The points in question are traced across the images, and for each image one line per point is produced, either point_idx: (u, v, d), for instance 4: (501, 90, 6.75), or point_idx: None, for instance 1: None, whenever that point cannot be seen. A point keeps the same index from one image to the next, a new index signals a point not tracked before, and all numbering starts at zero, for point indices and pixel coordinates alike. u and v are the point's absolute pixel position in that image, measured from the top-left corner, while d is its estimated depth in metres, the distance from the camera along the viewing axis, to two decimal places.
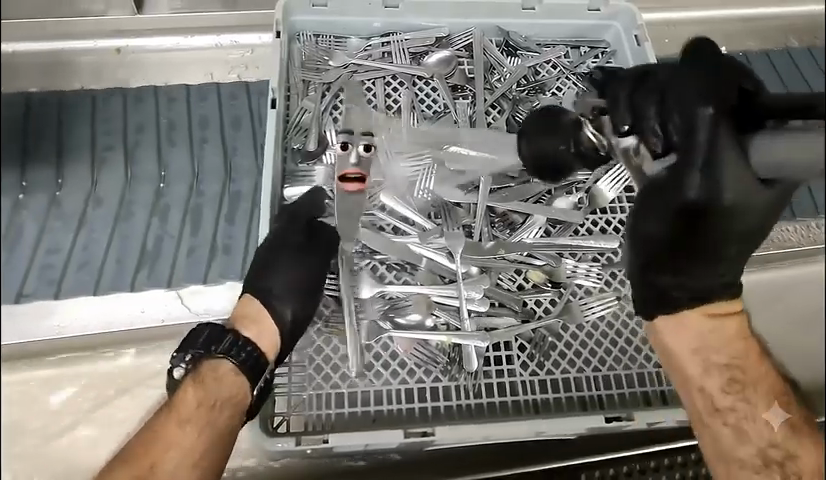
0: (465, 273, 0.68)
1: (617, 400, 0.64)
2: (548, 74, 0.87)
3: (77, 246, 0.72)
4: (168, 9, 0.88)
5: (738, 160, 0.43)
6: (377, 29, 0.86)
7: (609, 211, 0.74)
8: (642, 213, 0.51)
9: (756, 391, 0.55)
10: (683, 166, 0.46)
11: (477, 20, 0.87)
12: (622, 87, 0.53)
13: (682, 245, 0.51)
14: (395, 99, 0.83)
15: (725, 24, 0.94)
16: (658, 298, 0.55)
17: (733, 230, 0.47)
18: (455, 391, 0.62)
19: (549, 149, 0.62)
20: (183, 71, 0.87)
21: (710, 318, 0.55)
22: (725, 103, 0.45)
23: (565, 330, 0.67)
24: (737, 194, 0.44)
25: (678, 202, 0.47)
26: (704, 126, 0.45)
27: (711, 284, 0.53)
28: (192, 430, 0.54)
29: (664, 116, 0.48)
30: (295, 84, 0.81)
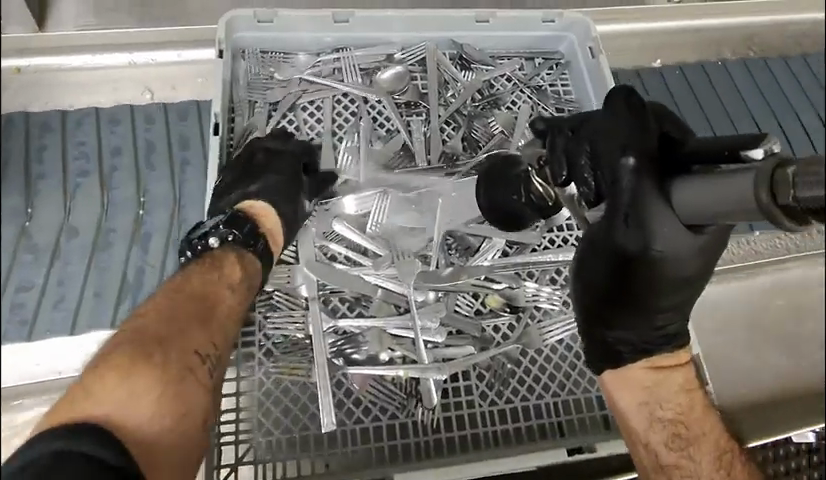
0: (422, 301, 0.67)
1: (578, 424, 0.63)
2: (503, 87, 0.86)
3: (53, 281, 0.68)
4: (73, 25, 0.83)
5: (661, 205, 0.44)
6: (329, 44, 0.83)
7: (566, 228, 0.74)
8: (587, 260, 0.51)
9: (699, 447, 0.53)
10: (611, 211, 0.47)
11: (430, 34, 0.85)
12: (558, 135, 0.53)
13: (615, 296, 0.50)
14: (346, 118, 0.80)
15: (678, 36, 0.94)
16: (604, 351, 0.54)
17: (669, 279, 0.47)
18: (411, 428, 0.60)
19: (502, 197, 0.65)
20: (92, 91, 0.81)
21: (656, 370, 0.53)
22: (644, 145, 0.47)
23: (525, 355, 0.66)
24: (667, 242, 0.45)
25: (613, 250, 0.48)
26: (627, 174, 0.46)
27: (649, 335, 0.53)
28: (237, 292, 0.56)
29: (594, 164, 0.49)
30: (239, 104, 0.78)
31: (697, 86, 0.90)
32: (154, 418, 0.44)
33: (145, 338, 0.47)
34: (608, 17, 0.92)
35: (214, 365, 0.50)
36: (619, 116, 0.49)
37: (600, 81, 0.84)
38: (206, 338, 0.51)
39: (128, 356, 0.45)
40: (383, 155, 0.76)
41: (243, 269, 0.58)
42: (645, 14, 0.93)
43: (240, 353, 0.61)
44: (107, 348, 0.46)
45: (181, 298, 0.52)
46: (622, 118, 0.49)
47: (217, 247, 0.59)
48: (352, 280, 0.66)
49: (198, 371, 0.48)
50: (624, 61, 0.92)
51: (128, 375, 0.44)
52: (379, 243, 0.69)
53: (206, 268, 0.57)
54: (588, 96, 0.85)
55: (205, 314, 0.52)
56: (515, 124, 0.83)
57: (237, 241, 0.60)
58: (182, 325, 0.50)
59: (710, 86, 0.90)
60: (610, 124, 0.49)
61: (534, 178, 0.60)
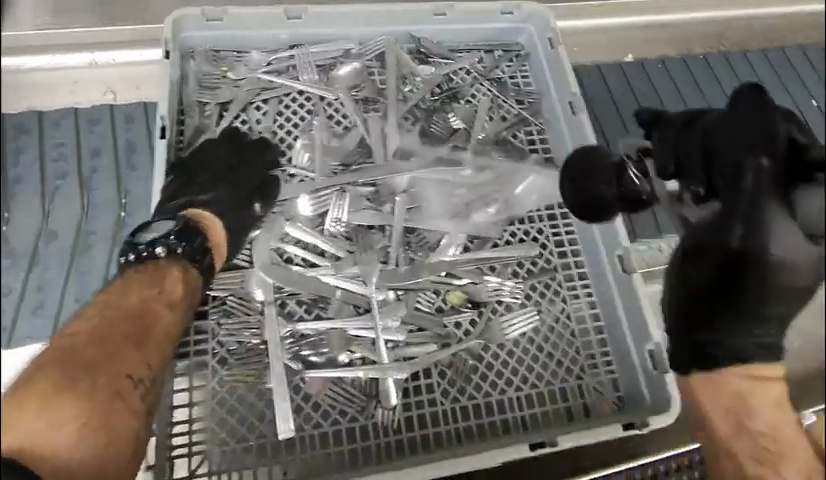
0: (383, 299, 0.65)
1: (541, 418, 0.64)
2: (462, 81, 0.85)
3: (31, 286, 0.67)
4: (32, 25, 0.80)
5: (781, 211, 0.44)
6: (283, 41, 0.81)
7: (528, 221, 0.74)
8: (682, 259, 0.50)
9: (790, 465, 0.50)
10: (727, 213, 0.45)
11: (388, 28, 0.84)
12: (668, 127, 0.54)
13: (712, 296, 0.48)
14: (301, 116, 0.79)
15: (641, 31, 0.94)
16: (696, 353, 0.51)
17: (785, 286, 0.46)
18: (372, 429, 0.60)
19: (590, 190, 0.61)
20: (52, 92, 0.78)
21: (757, 380, 0.50)
22: (772, 145, 0.45)
23: (487, 350, 0.66)
24: (786, 248, 0.44)
25: (721, 249, 0.46)
26: (755, 176, 0.44)
27: (747, 343, 0.48)
28: (176, 308, 0.55)
29: (706, 162, 0.48)
30: (189, 103, 0.76)
31: (682, 77, 0.91)
32: (75, 446, 0.45)
33: (73, 363, 0.47)
34: (567, 9, 0.92)
35: (144, 388, 0.50)
36: (740, 109, 0.47)
37: (560, 73, 0.83)
38: (140, 360, 0.51)
39: (54, 383, 0.45)
40: (341, 152, 0.76)
41: (185, 284, 0.57)
42: (609, 8, 0.93)
43: (192, 362, 0.60)
44: (32, 371, 0.46)
45: (116, 317, 0.51)
46: (743, 110, 0.47)
47: (163, 260, 0.58)
48: (308, 282, 0.64)
49: (129, 394, 0.49)
50: (595, 53, 0.92)
51: (49, 405, 0.45)
52: (337, 245, 0.68)
53: (147, 277, 0.56)
54: (549, 89, 0.84)
55: (140, 335, 0.51)
56: (475, 118, 0.82)
57: (186, 254, 0.59)
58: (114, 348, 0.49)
59: (696, 78, 0.91)
60: (723, 121, 0.48)
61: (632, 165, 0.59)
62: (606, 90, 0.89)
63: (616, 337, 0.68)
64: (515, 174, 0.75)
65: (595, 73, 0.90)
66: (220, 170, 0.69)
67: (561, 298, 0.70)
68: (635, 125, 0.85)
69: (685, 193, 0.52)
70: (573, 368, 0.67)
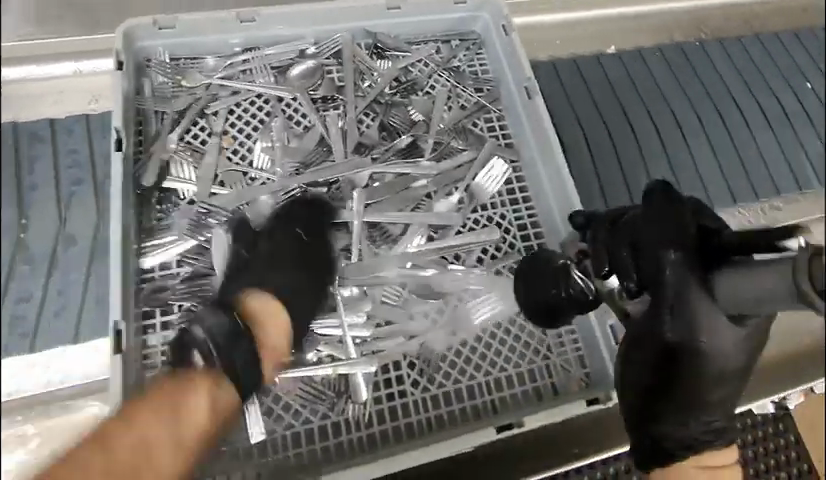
0: (345, 294, 0.67)
1: (511, 401, 0.66)
2: (420, 73, 0.85)
3: (53, 290, 0.70)
4: (14, 35, 0.81)
5: (703, 299, 0.43)
6: (239, 45, 0.81)
7: (490, 206, 0.76)
8: (626, 358, 0.50)
9: None
10: (655, 307, 0.45)
11: (344, 25, 0.84)
12: (598, 228, 0.52)
13: (656, 388, 0.48)
14: (261, 119, 0.79)
15: (601, 22, 0.99)
16: (651, 448, 0.50)
17: (727, 369, 0.45)
18: (344, 424, 0.62)
19: (541, 297, 0.62)
20: (35, 102, 0.79)
21: (710, 470, 0.48)
22: (683, 239, 0.45)
23: (455, 338, 0.67)
24: (728, 342, 0.44)
25: (657, 345, 0.46)
26: (669, 269, 0.44)
27: (692, 431, 0.47)
28: (180, 454, 0.46)
29: (634, 260, 0.47)
30: (147, 112, 0.76)
31: (675, 64, 0.95)
32: None
33: None
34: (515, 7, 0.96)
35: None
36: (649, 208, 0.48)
37: (515, 58, 0.83)
38: None
39: None
40: (301, 152, 0.76)
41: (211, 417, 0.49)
42: (546, 6, 0.98)
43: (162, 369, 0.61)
44: None
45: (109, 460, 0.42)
46: (658, 208, 0.47)
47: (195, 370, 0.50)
48: None
49: None
50: (585, 46, 0.97)
51: None
52: None
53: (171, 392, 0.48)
54: (506, 76, 0.84)
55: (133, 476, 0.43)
56: (433, 109, 0.82)
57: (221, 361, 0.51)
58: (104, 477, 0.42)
59: (688, 62, 0.96)
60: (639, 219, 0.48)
61: (576, 269, 0.59)
62: (602, 76, 0.92)
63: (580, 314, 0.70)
64: (474, 164, 0.77)
65: (594, 64, 0.93)
66: (257, 275, 0.62)
67: None
68: (631, 108, 0.90)
69: (623, 293, 0.51)
70: (541, 348, 0.68)
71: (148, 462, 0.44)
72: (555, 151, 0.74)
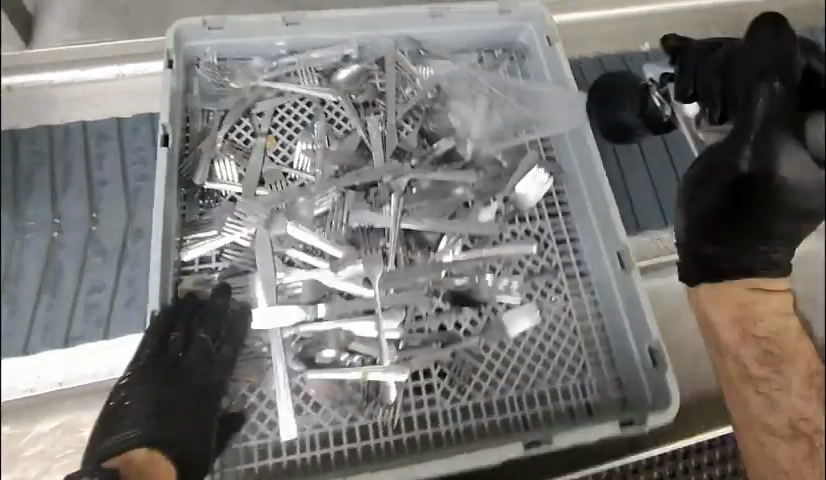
0: (381, 294, 0.67)
1: (542, 418, 0.65)
2: (462, 81, 0.84)
3: (123, 280, 0.73)
4: (60, 41, 0.85)
5: (792, 139, 0.49)
6: (284, 47, 0.82)
7: (529, 219, 0.75)
8: (701, 193, 0.55)
9: (795, 366, 0.50)
10: (741, 134, 0.51)
11: (387, 32, 0.84)
12: (701, 74, 0.61)
13: (720, 222, 0.54)
14: (303, 122, 0.80)
15: (617, 21, 0.95)
16: (704, 266, 0.57)
17: (795, 208, 0.49)
18: (372, 428, 0.63)
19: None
20: (84, 104, 0.81)
21: (764, 289, 0.53)
22: (790, 76, 0.51)
23: (487, 349, 0.67)
24: (792, 170, 0.48)
25: (729, 176, 0.52)
26: (761, 103, 0.50)
27: (751, 262, 0.54)
28: None
29: (745, 89, 0.54)
30: (194, 110, 0.79)
31: None
32: None
33: None
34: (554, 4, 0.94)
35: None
36: (765, 41, 0.54)
37: (556, 66, 0.82)
38: None
39: None
40: (341, 155, 0.77)
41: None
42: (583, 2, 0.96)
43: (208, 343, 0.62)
44: None
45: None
46: (777, 45, 0.53)
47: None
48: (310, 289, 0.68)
49: None
50: (614, 44, 0.94)
51: None
52: (337, 244, 0.70)
53: None
54: None
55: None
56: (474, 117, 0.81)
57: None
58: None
59: None
60: (750, 51, 0.55)
61: (689, 104, 0.67)
62: None
63: (613, 316, 0.69)
64: (516, 174, 0.76)
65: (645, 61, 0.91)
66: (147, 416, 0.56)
67: (562, 295, 0.71)
68: None
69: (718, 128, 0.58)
70: (575, 365, 0.68)
71: None
72: (595, 165, 0.73)
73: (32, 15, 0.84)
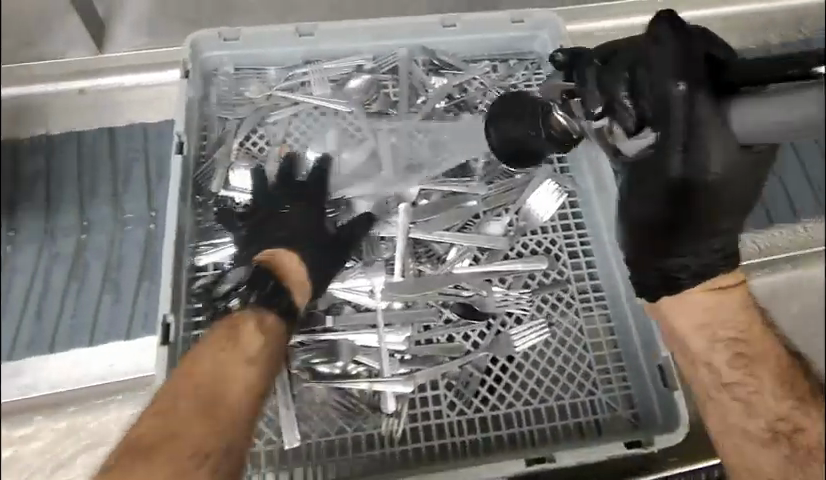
0: (387, 307, 0.67)
1: (550, 435, 0.64)
2: (475, 90, 0.84)
3: None
4: (129, 46, 0.83)
5: (717, 132, 0.40)
6: (298, 57, 0.83)
7: (541, 231, 0.74)
8: (631, 200, 0.47)
9: (762, 364, 0.50)
10: (666, 140, 0.41)
11: (402, 40, 0.83)
12: (589, 65, 0.50)
13: (674, 224, 0.45)
14: (317, 131, 0.80)
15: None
16: (658, 282, 0.50)
17: (720, 204, 0.43)
18: (378, 439, 0.62)
19: (521, 136, 0.66)
20: (138, 108, 0.82)
21: (717, 292, 0.52)
22: (693, 69, 0.41)
23: (495, 363, 0.66)
24: (720, 165, 0.40)
25: (662, 180, 0.43)
26: (678, 105, 0.40)
27: (712, 260, 0.47)
28: (251, 364, 0.52)
29: (630, 89, 0.44)
30: (211, 118, 0.79)
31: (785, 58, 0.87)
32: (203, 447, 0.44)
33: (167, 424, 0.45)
34: (606, 10, 0.92)
35: (209, 442, 0.45)
36: (664, 43, 0.42)
37: None
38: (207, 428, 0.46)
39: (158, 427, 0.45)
40: (352, 166, 0.77)
41: (257, 322, 0.56)
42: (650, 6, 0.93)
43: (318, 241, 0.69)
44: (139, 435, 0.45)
45: (146, 446, 0.44)
46: (664, 45, 0.42)
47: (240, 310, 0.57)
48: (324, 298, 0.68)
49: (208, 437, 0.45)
50: None
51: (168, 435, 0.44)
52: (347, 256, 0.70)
53: (221, 341, 0.53)
54: None
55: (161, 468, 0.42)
56: None
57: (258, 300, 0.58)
58: (142, 435, 0.45)
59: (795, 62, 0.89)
60: (649, 51, 0.43)
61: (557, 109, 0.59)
62: None
63: (625, 335, 0.68)
64: (527, 184, 0.76)
65: None
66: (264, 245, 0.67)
67: (573, 310, 0.70)
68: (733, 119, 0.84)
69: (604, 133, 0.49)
70: (585, 383, 0.66)
71: (229, 382, 0.50)
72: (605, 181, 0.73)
73: (103, 19, 0.81)
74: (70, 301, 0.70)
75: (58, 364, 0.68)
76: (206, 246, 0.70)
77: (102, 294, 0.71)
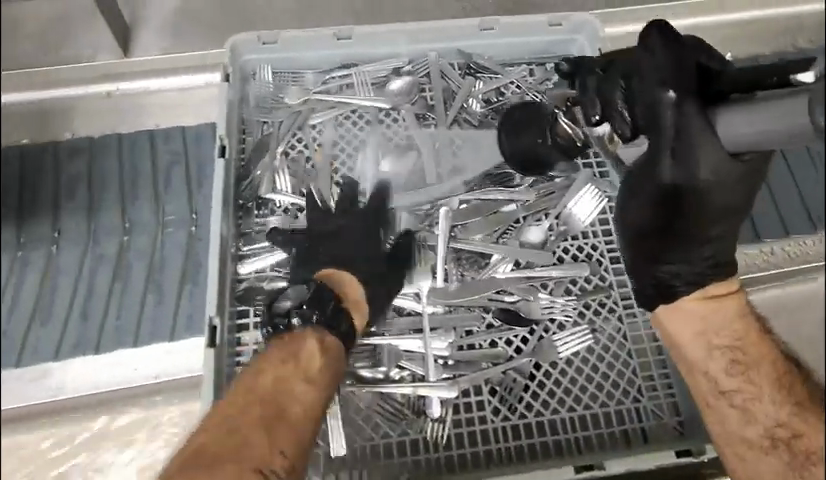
0: (432, 312, 0.67)
1: (596, 442, 0.63)
2: (512, 94, 0.83)
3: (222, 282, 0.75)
4: (156, 48, 0.84)
5: (708, 137, 0.44)
6: (336, 61, 0.82)
7: (582, 236, 0.74)
8: (632, 206, 0.53)
9: (761, 371, 0.49)
10: (654, 152, 0.48)
11: (435, 45, 0.83)
12: (591, 80, 0.56)
13: (670, 230, 0.52)
14: (357, 135, 0.81)
15: (710, 31, 0.91)
16: (657, 285, 0.55)
17: (711, 210, 0.48)
18: (422, 444, 0.62)
19: (527, 143, 0.69)
20: (168, 111, 0.83)
21: (711, 300, 0.52)
22: (682, 79, 0.46)
23: (538, 369, 0.66)
24: (712, 169, 0.45)
25: (657, 187, 0.49)
26: (668, 110, 0.45)
27: (701, 268, 0.53)
28: (309, 383, 0.51)
29: (626, 99, 0.50)
30: (251, 122, 0.80)
31: None
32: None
33: (220, 451, 0.44)
34: (644, 14, 0.91)
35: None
36: (656, 52, 0.47)
37: None
38: (270, 440, 0.46)
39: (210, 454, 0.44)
40: (392, 173, 0.78)
41: (322, 353, 0.54)
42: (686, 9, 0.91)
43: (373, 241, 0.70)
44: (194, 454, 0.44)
45: (208, 456, 0.44)
46: (657, 55, 0.47)
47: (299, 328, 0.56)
48: None
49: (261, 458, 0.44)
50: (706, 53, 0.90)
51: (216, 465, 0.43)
52: None
53: (285, 351, 0.54)
54: None
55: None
56: None
57: (322, 320, 0.57)
58: (210, 469, 0.42)
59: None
60: (642, 61, 0.48)
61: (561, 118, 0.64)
62: None
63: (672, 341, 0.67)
64: (569, 189, 0.74)
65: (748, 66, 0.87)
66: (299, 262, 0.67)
67: (617, 316, 0.69)
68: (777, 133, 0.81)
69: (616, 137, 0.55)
70: (630, 389, 0.66)
71: (285, 395, 0.49)
72: None
73: (129, 24, 0.84)
74: (114, 299, 0.71)
75: (103, 365, 0.68)
76: (247, 250, 0.71)
77: (145, 294, 0.72)
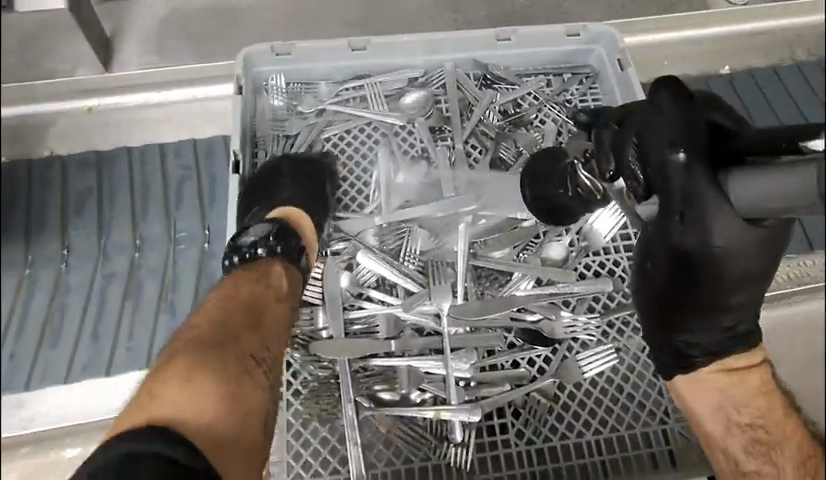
0: (453, 333, 0.65)
1: (623, 466, 0.61)
2: (529, 105, 0.81)
3: None
4: (136, 63, 0.81)
5: (721, 202, 0.40)
6: (350, 72, 0.80)
7: (603, 252, 0.72)
8: (642, 268, 0.49)
9: (783, 453, 0.51)
10: (664, 214, 0.44)
11: (449, 56, 0.81)
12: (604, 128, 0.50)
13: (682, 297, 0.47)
14: (370, 148, 0.79)
15: (733, 41, 0.89)
16: (674, 354, 0.51)
17: (727, 279, 0.44)
18: (445, 469, 0.60)
19: (548, 193, 0.64)
20: (153, 128, 0.81)
21: (733, 372, 0.51)
22: (694, 140, 0.42)
23: (562, 390, 0.65)
24: (727, 237, 0.41)
25: (669, 252, 0.45)
26: (678, 172, 0.42)
27: (720, 338, 0.49)
28: (282, 302, 0.61)
29: (636, 157, 0.46)
30: (264, 136, 0.78)
31: None
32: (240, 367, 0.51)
33: (214, 342, 0.52)
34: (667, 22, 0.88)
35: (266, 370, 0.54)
36: (664, 109, 0.43)
37: (626, 84, 0.77)
38: (257, 341, 0.55)
39: (208, 345, 0.52)
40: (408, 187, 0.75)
41: (289, 278, 0.64)
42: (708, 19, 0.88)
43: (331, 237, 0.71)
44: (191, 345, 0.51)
45: (209, 341, 0.52)
46: (667, 111, 0.43)
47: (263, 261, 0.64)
48: (390, 325, 0.67)
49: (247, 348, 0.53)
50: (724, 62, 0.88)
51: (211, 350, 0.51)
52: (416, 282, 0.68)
53: (251, 276, 0.62)
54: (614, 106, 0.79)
55: (233, 385, 0.50)
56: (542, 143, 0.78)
57: (284, 252, 0.65)
58: (206, 353, 0.50)
59: None
60: (651, 118, 0.44)
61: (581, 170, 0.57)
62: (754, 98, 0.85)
63: None
64: None
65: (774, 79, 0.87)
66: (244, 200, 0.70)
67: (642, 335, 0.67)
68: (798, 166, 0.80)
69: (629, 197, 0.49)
70: (657, 411, 0.63)
71: (266, 309, 0.58)
72: None
73: (111, 36, 0.82)
74: (126, 317, 0.70)
75: (113, 389, 0.66)
76: None
77: (158, 310, 0.70)
